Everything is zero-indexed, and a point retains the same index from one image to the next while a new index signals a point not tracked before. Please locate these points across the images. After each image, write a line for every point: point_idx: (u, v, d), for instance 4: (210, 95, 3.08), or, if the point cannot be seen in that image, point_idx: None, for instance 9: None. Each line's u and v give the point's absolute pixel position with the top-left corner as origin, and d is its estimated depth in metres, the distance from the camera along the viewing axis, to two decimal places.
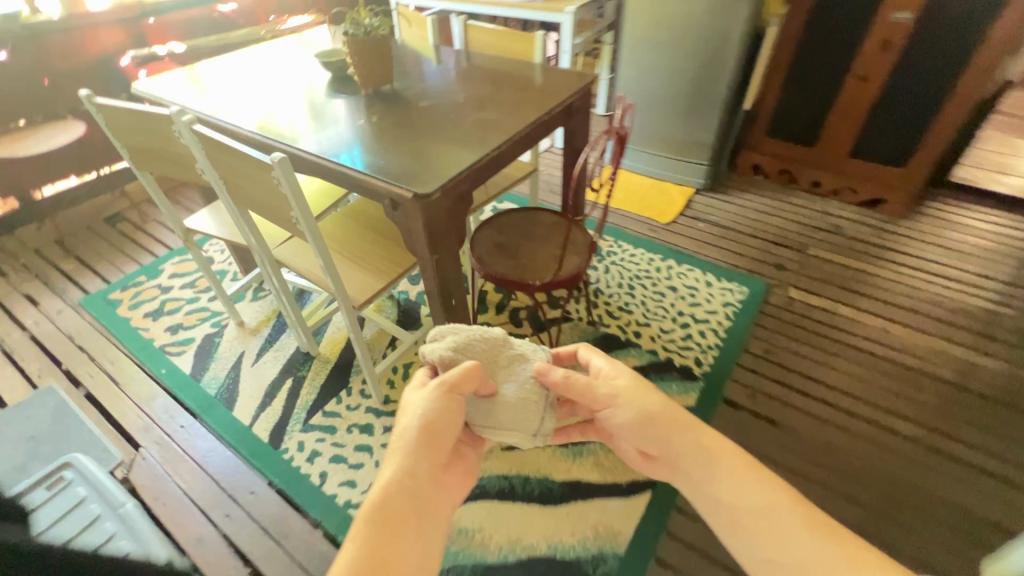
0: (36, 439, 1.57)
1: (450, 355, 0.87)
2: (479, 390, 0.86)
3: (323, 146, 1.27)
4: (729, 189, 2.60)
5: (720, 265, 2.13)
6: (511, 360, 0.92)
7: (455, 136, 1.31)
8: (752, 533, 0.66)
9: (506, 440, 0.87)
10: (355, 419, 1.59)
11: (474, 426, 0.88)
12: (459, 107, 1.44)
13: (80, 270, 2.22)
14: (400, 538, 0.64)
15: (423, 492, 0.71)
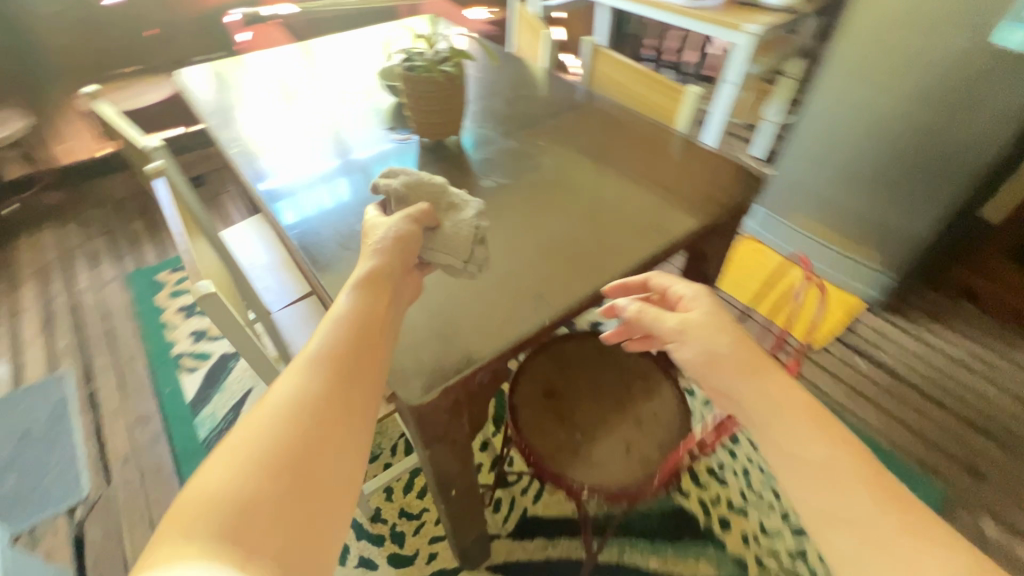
0: (28, 438, 1.46)
1: (403, 189, 0.75)
2: (428, 222, 0.71)
3: (332, 253, 0.87)
4: (917, 313, 1.86)
5: (876, 442, 1.49)
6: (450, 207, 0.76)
7: (514, 256, 0.82)
8: (849, 538, 0.40)
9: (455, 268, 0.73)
10: None
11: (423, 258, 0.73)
12: (543, 191, 0.96)
13: (144, 233, 2.13)
14: (350, 377, 0.46)
15: (375, 328, 0.53)
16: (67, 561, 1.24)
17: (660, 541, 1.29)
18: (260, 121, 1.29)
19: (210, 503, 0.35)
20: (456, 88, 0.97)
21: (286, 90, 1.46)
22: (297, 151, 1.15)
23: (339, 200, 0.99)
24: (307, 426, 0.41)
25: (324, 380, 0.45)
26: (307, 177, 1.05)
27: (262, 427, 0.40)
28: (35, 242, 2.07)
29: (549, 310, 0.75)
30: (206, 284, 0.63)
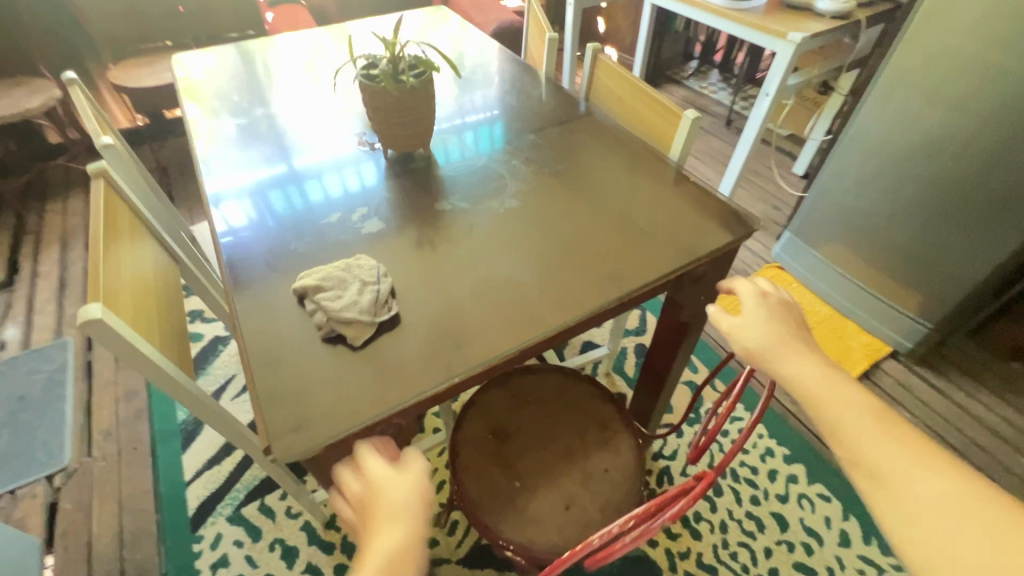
0: (24, 401, 1.53)
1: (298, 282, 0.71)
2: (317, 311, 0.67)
3: (253, 268, 0.79)
4: (952, 368, 1.66)
5: None
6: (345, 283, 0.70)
7: (443, 295, 0.74)
8: (865, 475, 0.45)
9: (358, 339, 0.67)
10: (284, 534, 1.28)
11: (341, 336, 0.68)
12: (501, 218, 0.88)
13: None
14: None
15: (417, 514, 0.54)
16: (37, 527, 1.28)
17: None
18: (248, 106, 1.27)
19: None
20: (420, 98, 0.90)
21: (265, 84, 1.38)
22: (262, 146, 1.10)
23: (264, 220, 0.90)
24: None
25: None
26: (246, 181, 0.99)
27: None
28: (63, 207, 2.16)
29: (463, 365, 0.66)
30: (93, 309, 0.60)
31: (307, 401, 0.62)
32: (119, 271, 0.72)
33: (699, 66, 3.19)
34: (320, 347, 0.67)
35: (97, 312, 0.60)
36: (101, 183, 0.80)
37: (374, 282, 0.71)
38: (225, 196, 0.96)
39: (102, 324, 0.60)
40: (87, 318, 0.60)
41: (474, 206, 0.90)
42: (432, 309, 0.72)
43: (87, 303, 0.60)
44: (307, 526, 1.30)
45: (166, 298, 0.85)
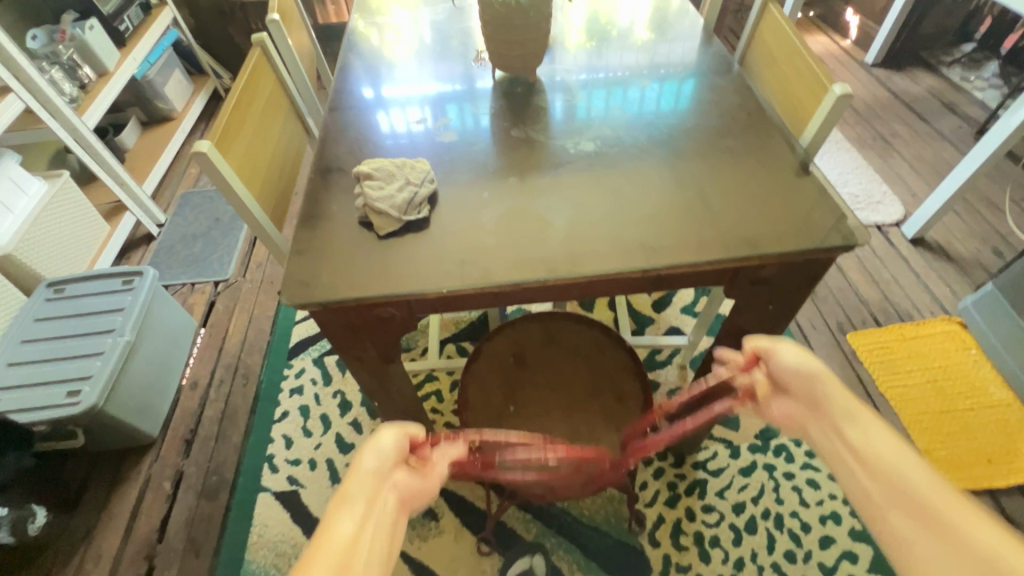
0: (218, 222, 1.99)
1: (364, 169, 0.77)
2: (370, 197, 0.73)
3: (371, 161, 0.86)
4: None
5: None
6: (398, 181, 0.75)
7: (473, 214, 0.76)
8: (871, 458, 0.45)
9: (388, 226, 0.73)
10: (346, 389, 1.51)
11: (377, 228, 0.73)
12: (569, 158, 0.84)
13: None
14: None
15: (394, 507, 0.48)
16: (199, 315, 1.71)
17: (598, 562, 1.20)
18: (449, 14, 1.33)
19: None
20: (531, 18, 0.88)
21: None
22: (444, 56, 1.16)
23: (422, 130, 0.94)
24: None
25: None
26: (422, 93, 1.04)
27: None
28: None
29: (459, 279, 0.68)
30: (204, 145, 0.75)
31: (320, 264, 0.71)
32: (244, 126, 0.88)
33: (973, 52, 2.46)
34: (351, 225, 0.75)
35: (206, 149, 0.75)
36: (257, 52, 0.96)
37: (417, 184, 0.76)
38: (398, 101, 1.02)
39: (206, 160, 0.75)
40: (199, 151, 0.75)
41: (553, 140, 0.88)
42: (458, 224, 0.75)
43: (202, 140, 0.75)
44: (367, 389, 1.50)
45: (284, 159, 1.02)
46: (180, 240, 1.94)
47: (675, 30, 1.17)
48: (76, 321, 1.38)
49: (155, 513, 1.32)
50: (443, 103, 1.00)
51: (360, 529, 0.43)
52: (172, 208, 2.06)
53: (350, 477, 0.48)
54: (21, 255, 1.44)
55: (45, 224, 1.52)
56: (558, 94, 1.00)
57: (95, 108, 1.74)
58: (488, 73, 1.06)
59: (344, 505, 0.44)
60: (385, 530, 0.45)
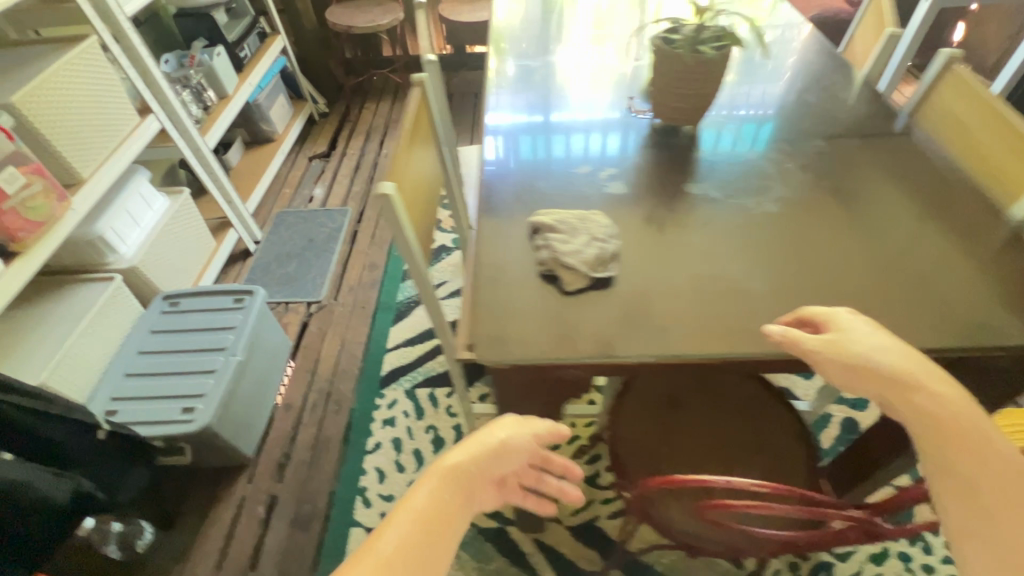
0: (311, 243, 2.03)
1: (547, 222, 0.74)
2: (555, 249, 0.71)
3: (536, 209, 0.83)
4: None
5: None
6: (581, 234, 0.72)
7: (661, 275, 0.72)
8: None
9: (574, 280, 0.69)
10: (439, 424, 1.48)
11: (561, 283, 0.70)
12: (749, 220, 0.80)
13: None
14: (431, 562, 0.45)
15: (475, 496, 0.51)
16: (293, 335, 1.73)
17: None
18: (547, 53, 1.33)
19: None
20: (711, 73, 0.85)
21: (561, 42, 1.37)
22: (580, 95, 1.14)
23: (503, 158, 0.95)
24: None
25: (407, 546, 0.44)
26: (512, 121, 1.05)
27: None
28: (375, 107, 2.70)
29: (662, 348, 0.64)
30: (388, 187, 0.75)
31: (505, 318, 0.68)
32: (408, 165, 0.88)
33: None
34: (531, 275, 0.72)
35: (389, 192, 0.74)
36: (418, 92, 0.97)
37: (602, 240, 0.73)
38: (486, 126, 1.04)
39: (389, 203, 0.75)
40: (382, 194, 0.74)
41: (729, 199, 0.84)
42: (647, 286, 0.71)
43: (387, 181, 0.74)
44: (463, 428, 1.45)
45: (431, 192, 1.02)
46: (275, 259, 1.98)
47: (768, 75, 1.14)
48: (189, 337, 1.40)
49: (249, 537, 1.30)
50: (530, 134, 1.00)
51: (433, 513, 0.47)
52: (268, 226, 2.12)
53: (450, 456, 0.52)
54: (144, 268, 1.49)
55: (165, 238, 1.58)
56: (630, 138, 0.99)
57: (216, 128, 1.83)
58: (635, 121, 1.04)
59: (429, 485, 0.49)
60: (456, 509, 0.49)
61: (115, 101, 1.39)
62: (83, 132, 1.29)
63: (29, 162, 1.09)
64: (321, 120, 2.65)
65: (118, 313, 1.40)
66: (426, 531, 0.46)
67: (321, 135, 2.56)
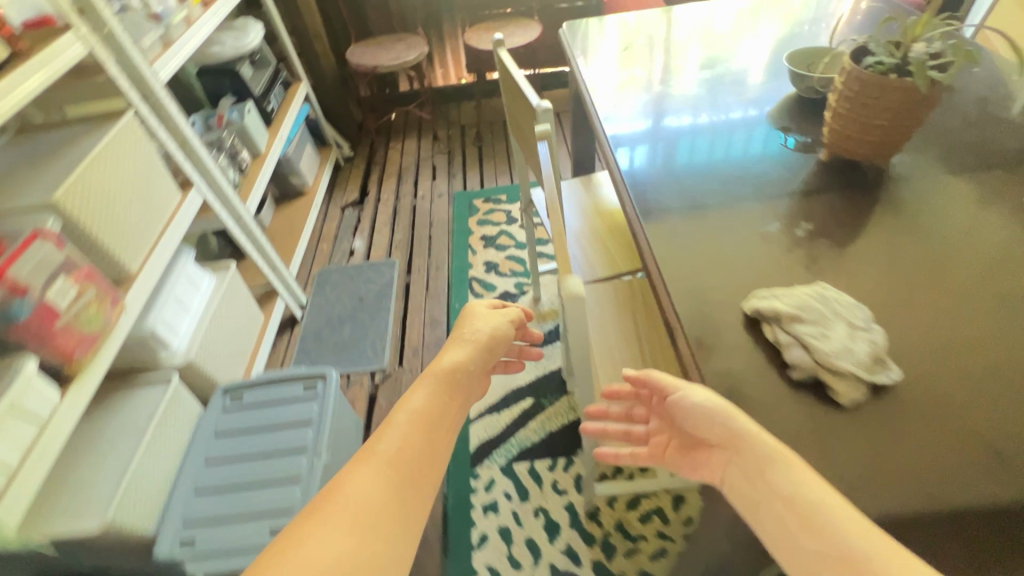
0: (362, 302, 1.88)
1: (783, 308, 0.58)
2: (812, 348, 0.55)
3: (734, 286, 0.68)
4: None
5: None
6: (836, 323, 0.57)
7: (946, 372, 0.56)
8: None
9: (849, 388, 0.53)
10: (548, 505, 1.31)
11: (829, 393, 0.54)
12: (1001, 282, 0.65)
13: (474, 161, 2.42)
14: (437, 449, 0.49)
15: (461, 401, 0.57)
16: (362, 411, 1.56)
17: None
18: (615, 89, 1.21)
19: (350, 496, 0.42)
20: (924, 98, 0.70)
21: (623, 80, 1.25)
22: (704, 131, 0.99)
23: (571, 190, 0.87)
24: (398, 471, 0.45)
25: (415, 441, 0.48)
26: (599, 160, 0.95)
27: (356, 495, 0.42)
28: (401, 146, 2.57)
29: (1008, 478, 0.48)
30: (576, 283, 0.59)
31: None
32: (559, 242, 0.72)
33: None
34: (782, 385, 0.56)
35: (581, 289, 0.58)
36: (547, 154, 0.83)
37: (864, 328, 0.56)
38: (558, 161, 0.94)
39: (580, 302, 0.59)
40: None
41: (975, 260, 0.68)
42: (941, 391, 0.55)
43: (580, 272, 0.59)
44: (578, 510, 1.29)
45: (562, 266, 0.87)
46: (326, 324, 1.82)
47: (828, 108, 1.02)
48: (261, 439, 1.23)
49: None
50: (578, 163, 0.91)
51: (434, 409, 0.52)
52: (311, 287, 1.96)
53: (434, 366, 0.58)
54: (200, 360, 1.32)
55: (216, 322, 1.41)
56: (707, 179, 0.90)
57: (255, 193, 1.69)
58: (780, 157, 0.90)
59: (426, 388, 0.55)
60: (450, 399, 0.55)
61: (157, 179, 1.24)
62: (127, 220, 1.13)
63: (79, 267, 0.95)
64: (347, 165, 2.51)
65: (179, 417, 1.23)
66: (430, 434, 0.50)
67: (350, 181, 2.41)
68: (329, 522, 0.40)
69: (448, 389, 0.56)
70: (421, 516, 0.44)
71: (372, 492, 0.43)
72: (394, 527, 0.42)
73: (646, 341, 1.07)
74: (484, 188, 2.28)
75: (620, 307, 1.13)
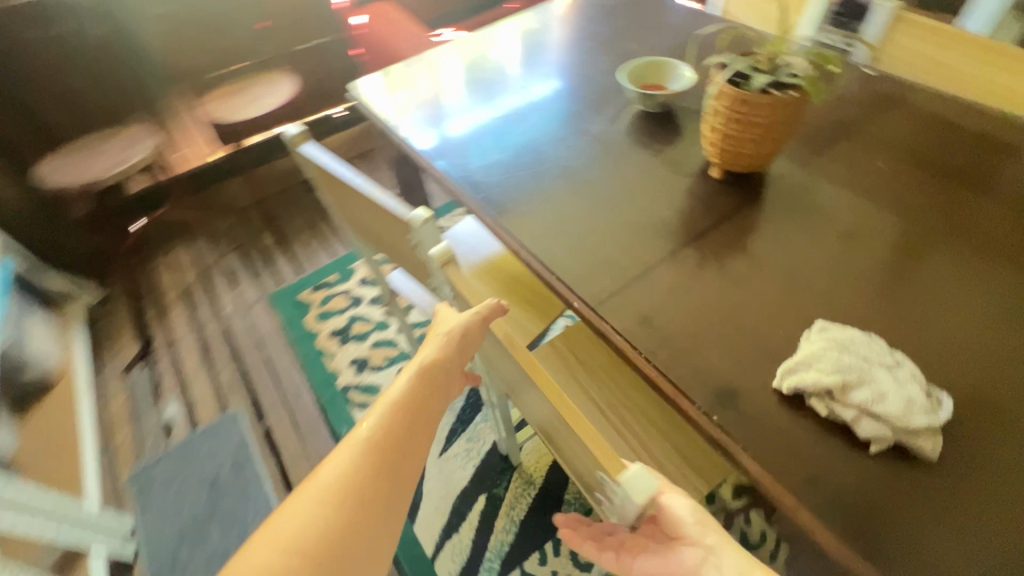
0: (218, 485, 1.42)
1: (827, 380, 0.53)
2: (880, 416, 0.50)
3: (740, 359, 0.61)
4: None
5: None
6: (878, 373, 0.53)
7: (955, 370, 0.58)
8: None
9: (924, 440, 0.50)
10: None
11: (913, 451, 0.50)
12: (916, 251, 0.71)
13: (277, 247, 2.00)
14: (407, 448, 0.53)
15: (436, 403, 0.58)
16: None
17: None
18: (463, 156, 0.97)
19: (330, 483, 0.48)
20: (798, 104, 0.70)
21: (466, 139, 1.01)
22: (578, 167, 0.90)
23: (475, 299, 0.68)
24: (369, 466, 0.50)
25: (383, 442, 0.52)
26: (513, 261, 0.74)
27: (330, 476, 0.48)
28: (171, 261, 1.99)
29: None
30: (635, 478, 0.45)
31: (934, 563, 0.46)
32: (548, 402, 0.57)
33: None
34: (874, 466, 0.51)
35: (651, 484, 0.46)
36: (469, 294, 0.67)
37: (898, 365, 0.54)
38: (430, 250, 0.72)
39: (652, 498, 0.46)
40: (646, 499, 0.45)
41: (892, 231, 0.73)
42: (975, 397, 0.56)
43: (639, 464, 0.46)
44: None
45: (532, 396, 0.72)
46: (182, 540, 1.33)
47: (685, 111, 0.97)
48: None
49: None
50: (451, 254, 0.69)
51: (410, 401, 0.56)
52: (131, 501, 1.41)
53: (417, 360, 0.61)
54: None
55: None
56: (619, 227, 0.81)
57: None
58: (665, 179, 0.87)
59: (409, 375, 0.59)
60: (421, 392, 0.58)
61: None
62: None
63: None
64: (102, 312, 1.86)
65: None
66: (402, 433, 0.53)
67: (119, 332, 1.79)
68: (315, 498, 0.47)
69: (425, 388, 0.58)
70: (394, 511, 0.49)
71: (348, 488, 0.48)
72: (368, 518, 0.47)
73: (603, 398, 0.95)
74: (306, 274, 1.90)
75: (559, 374, 1.00)
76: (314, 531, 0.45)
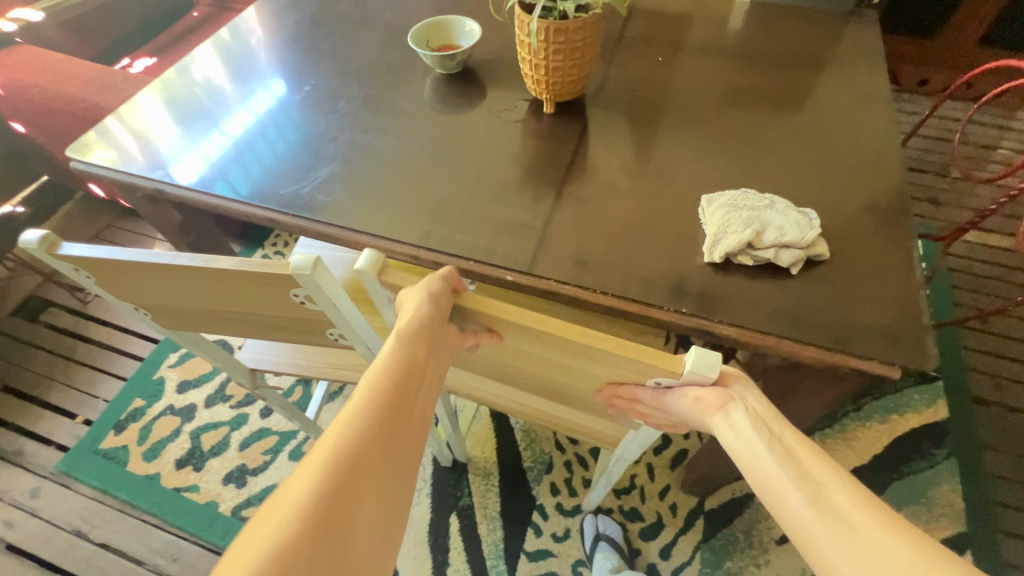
0: None
1: (743, 238, 0.63)
2: (785, 243, 0.62)
3: (665, 256, 0.67)
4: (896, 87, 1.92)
5: (962, 202, 1.54)
6: (766, 214, 0.64)
7: (792, 192, 0.73)
8: None
9: (817, 244, 0.63)
10: (573, 554, 1.21)
11: (817, 257, 0.63)
12: (718, 116, 0.85)
13: (27, 408, 1.44)
14: (400, 431, 0.50)
15: (422, 378, 0.55)
16: None
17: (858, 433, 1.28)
18: (283, 177, 0.83)
19: (327, 465, 0.44)
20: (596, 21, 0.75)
21: (274, 157, 0.86)
22: (414, 151, 0.84)
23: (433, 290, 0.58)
24: (365, 451, 0.46)
25: (375, 426, 0.48)
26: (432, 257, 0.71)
27: (323, 459, 0.44)
28: None
29: (885, 220, 0.69)
30: (696, 363, 0.50)
31: (866, 327, 0.59)
32: (572, 356, 0.55)
33: None
34: (796, 284, 0.62)
35: (708, 358, 0.51)
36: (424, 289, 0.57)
37: (774, 203, 0.66)
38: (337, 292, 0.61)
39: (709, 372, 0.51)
40: (714, 368, 0.50)
41: (694, 108, 0.86)
42: (817, 203, 0.71)
43: (692, 345, 0.50)
44: (598, 511, 1.23)
45: (522, 367, 0.68)
46: None
47: (481, 60, 0.96)
48: None
49: None
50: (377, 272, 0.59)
51: (394, 378, 0.52)
52: None
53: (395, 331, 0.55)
54: None
55: None
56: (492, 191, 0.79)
57: None
58: (503, 128, 0.86)
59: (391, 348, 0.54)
60: (404, 367, 0.53)
61: None
62: None
63: None
64: None
65: None
66: (393, 415, 0.50)
67: None
68: (312, 472, 0.43)
69: (411, 364, 0.54)
70: (386, 493, 0.47)
71: (343, 470, 0.44)
72: (365, 493, 0.45)
73: None
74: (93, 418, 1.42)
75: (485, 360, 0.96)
76: (307, 511, 0.41)
